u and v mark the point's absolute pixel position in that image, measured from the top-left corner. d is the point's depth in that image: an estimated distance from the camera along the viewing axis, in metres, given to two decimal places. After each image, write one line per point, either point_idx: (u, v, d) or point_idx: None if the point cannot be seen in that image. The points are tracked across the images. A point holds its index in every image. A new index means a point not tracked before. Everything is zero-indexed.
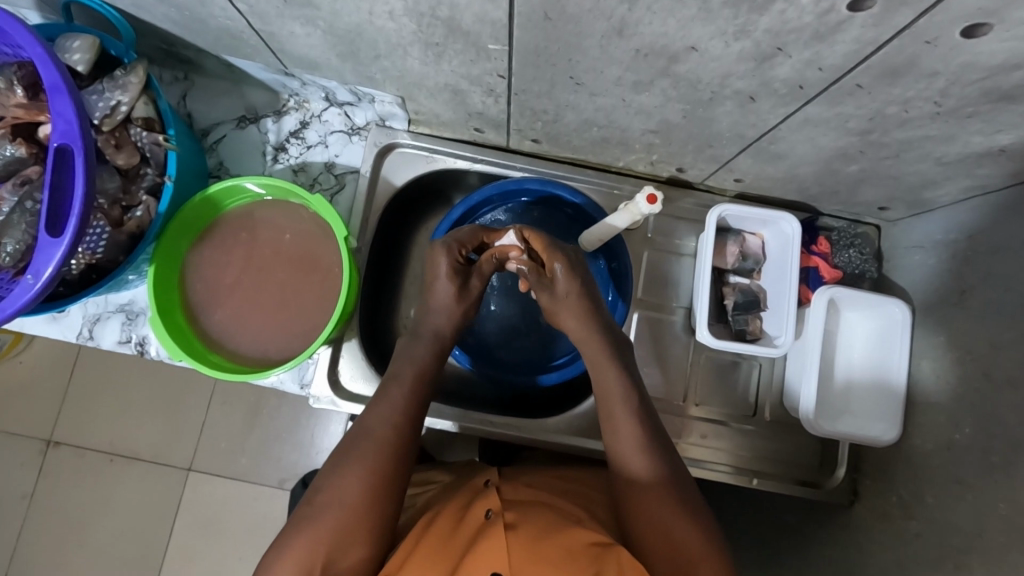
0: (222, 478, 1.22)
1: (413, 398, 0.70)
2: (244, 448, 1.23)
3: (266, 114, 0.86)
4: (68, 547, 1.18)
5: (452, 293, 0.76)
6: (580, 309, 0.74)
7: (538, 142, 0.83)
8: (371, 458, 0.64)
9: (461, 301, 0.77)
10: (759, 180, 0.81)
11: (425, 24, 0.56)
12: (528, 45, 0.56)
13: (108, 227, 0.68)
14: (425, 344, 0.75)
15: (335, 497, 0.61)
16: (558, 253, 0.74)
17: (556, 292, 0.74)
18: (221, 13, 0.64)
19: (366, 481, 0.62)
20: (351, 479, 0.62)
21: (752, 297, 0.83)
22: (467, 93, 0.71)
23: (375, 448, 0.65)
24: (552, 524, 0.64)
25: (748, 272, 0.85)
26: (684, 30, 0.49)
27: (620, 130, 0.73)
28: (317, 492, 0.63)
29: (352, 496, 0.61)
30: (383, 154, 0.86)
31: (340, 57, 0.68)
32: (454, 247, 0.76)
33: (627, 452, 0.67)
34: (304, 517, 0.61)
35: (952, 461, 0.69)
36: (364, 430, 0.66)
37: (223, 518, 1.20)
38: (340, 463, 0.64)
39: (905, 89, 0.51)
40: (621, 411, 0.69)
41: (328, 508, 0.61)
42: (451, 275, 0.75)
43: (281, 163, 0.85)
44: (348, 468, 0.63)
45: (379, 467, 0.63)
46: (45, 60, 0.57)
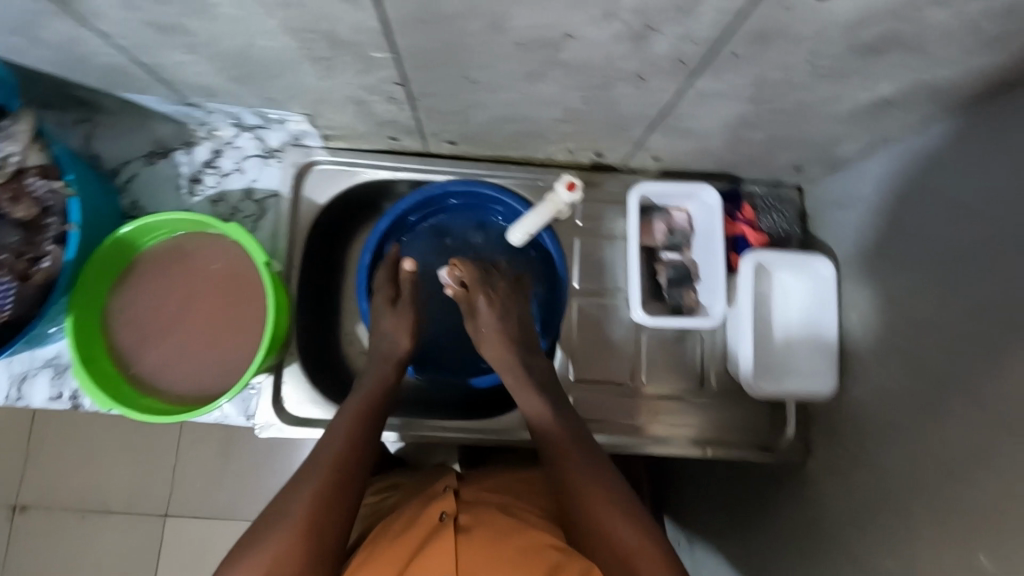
0: (198, 518, 1.19)
1: (365, 424, 0.70)
2: (218, 484, 1.21)
3: (176, 146, 0.84)
4: None
5: (392, 319, 0.81)
6: (503, 336, 0.78)
7: (455, 144, 0.83)
8: (328, 475, 0.63)
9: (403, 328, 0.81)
10: (676, 156, 0.82)
11: (306, 39, 0.55)
12: (412, 50, 0.56)
13: (13, 284, 0.65)
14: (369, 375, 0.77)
15: (289, 512, 0.59)
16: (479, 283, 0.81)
17: (479, 317, 0.80)
18: (100, 50, 0.62)
19: (321, 497, 0.61)
20: (307, 496, 0.61)
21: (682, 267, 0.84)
22: (371, 102, 0.70)
23: (331, 466, 0.64)
24: (508, 527, 0.63)
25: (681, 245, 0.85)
26: (557, 19, 0.49)
27: (531, 122, 0.73)
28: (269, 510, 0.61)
29: (305, 512, 0.60)
30: (302, 174, 0.85)
31: (235, 81, 0.67)
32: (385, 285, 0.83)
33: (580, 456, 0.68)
34: (251, 539, 0.58)
35: (884, 406, 0.71)
36: (320, 451, 0.66)
37: (205, 557, 1.18)
38: (294, 482, 0.63)
39: (780, 53, 0.52)
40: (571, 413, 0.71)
41: (280, 524, 0.59)
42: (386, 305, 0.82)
43: (198, 195, 0.84)
44: (301, 488, 0.61)
45: (335, 484, 0.62)
46: None
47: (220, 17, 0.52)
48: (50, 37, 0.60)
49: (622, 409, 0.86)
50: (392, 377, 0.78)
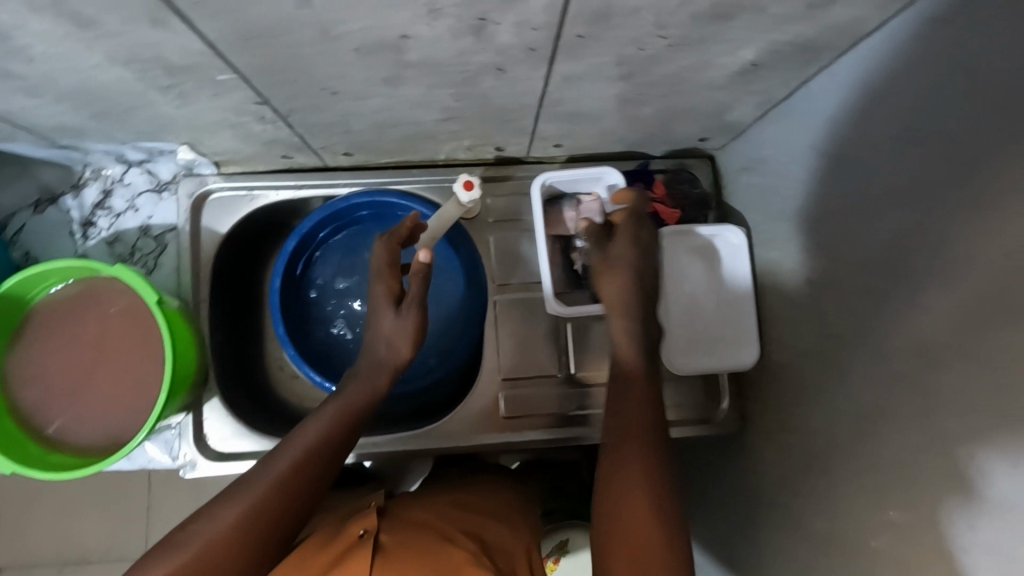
0: None
1: (338, 438, 0.66)
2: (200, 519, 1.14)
3: (63, 191, 0.81)
4: None
5: (393, 322, 0.75)
6: (625, 278, 0.67)
7: (351, 155, 0.81)
8: (267, 491, 0.59)
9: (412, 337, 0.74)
10: (576, 141, 0.81)
11: (142, 69, 0.53)
12: (255, 68, 0.53)
13: None
14: (370, 382, 0.72)
15: (212, 525, 0.56)
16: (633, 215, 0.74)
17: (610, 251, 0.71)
18: None
19: (253, 514, 0.57)
20: (237, 510, 0.57)
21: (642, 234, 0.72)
22: (244, 124, 0.68)
23: (273, 480, 0.60)
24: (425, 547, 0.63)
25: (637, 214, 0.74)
26: (385, 22, 0.47)
27: (417, 124, 0.72)
28: (193, 519, 0.57)
29: (231, 527, 0.56)
30: (200, 205, 0.82)
31: (95, 118, 0.64)
32: (385, 273, 0.76)
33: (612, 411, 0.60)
34: (171, 546, 0.55)
35: (803, 368, 0.70)
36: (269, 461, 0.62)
37: None
38: (227, 494, 0.59)
39: (625, 29, 0.51)
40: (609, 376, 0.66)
41: (201, 537, 0.55)
42: (386, 302, 0.75)
43: (93, 239, 0.82)
44: (238, 498, 0.58)
45: (276, 502, 0.59)
46: None
47: (38, 56, 0.49)
48: None
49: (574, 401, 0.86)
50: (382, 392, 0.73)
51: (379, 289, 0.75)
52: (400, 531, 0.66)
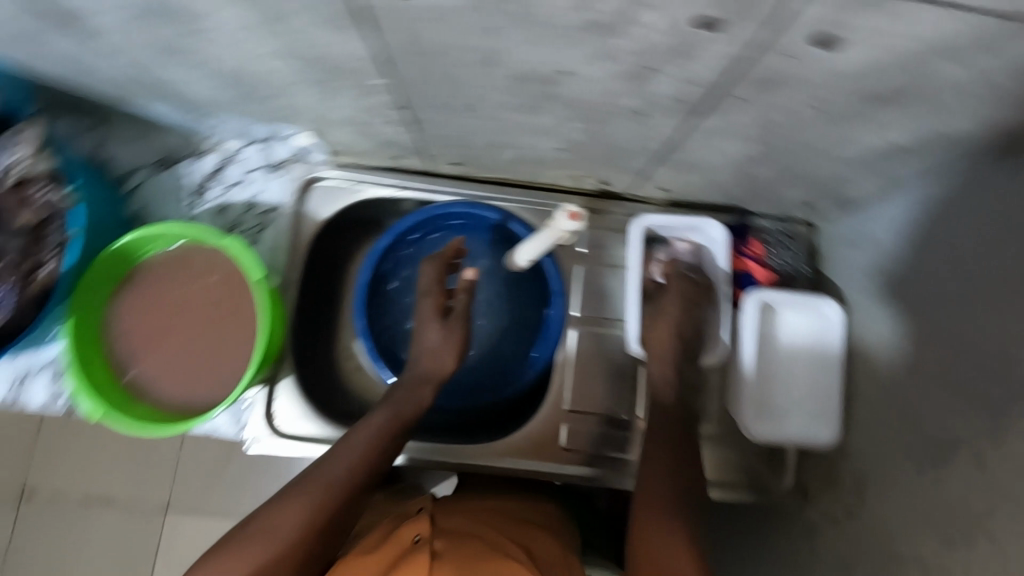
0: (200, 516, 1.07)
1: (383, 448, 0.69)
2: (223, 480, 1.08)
3: (183, 156, 0.84)
4: None
5: (438, 334, 0.77)
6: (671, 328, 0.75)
7: (460, 165, 0.82)
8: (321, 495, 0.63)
9: (455, 350, 0.77)
10: (683, 188, 0.81)
11: (303, 63, 0.55)
12: (410, 77, 0.55)
13: (16, 288, 0.68)
14: (414, 389, 0.75)
15: (272, 526, 0.60)
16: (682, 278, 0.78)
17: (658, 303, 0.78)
18: (105, 64, 0.62)
19: (309, 516, 0.61)
20: (294, 511, 0.62)
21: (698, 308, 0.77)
22: (372, 124, 0.70)
23: (326, 485, 0.64)
24: (478, 557, 0.62)
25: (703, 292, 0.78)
26: (552, 56, 0.48)
27: (533, 150, 0.72)
28: (253, 519, 0.62)
29: (288, 527, 0.60)
30: (307, 190, 0.85)
31: (239, 98, 0.67)
32: (435, 289, 0.79)
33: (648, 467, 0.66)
34: (235, 541, 0.60)
35: (885, 458, 0.67)
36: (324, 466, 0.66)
37: None
38: (285, 497, 0.63)
39: (784, 97, 0.50)
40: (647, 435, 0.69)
41: (261, 537, 0.60)
42: (434, 314, 0.78)
43: (204, 205, 0.85)
44: (295, 501, 0.63)
45: (328, 505, 0.63)
46: None
47: (217, 38, 0.52)
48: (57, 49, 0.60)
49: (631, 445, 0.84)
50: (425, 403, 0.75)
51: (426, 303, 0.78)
52: (451, 534, 0.66)
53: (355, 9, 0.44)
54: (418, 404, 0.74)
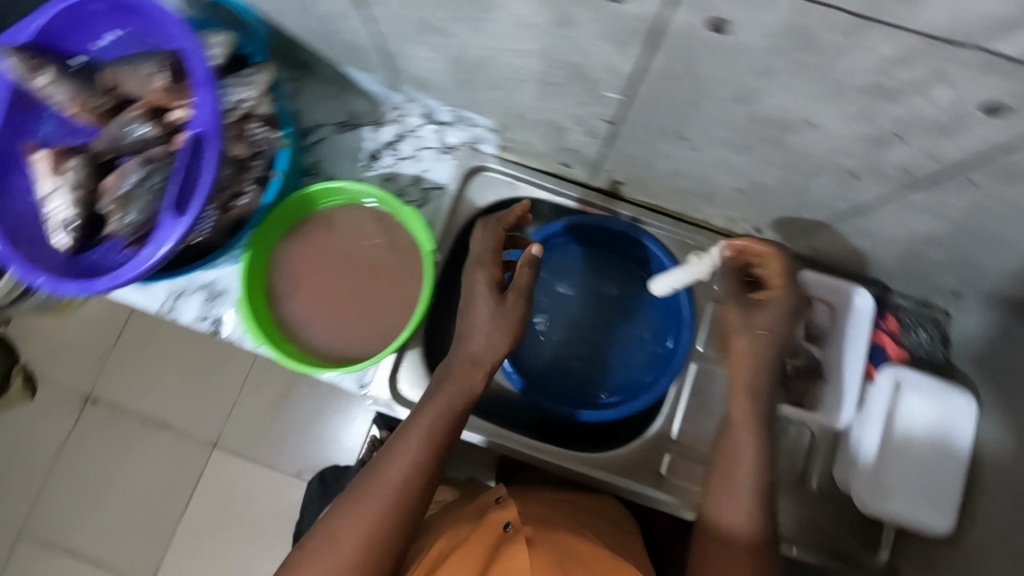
0: (244, 460, 1.31)
1: (436, 454, 0.65)
2: (264, 433, 1.32)
3: (366, 122, 0.89)
4: (97, 500, 1.31)
5: (489, 315, 0.71)
6: (748, 361, 0.71)
7: (621, 184, 0.86)
8: (382, 506, 0.61)
9: (506, 335, 0.71)
10: (834, 250, 0.82)
11: (551, 66, 0.59)
12: (648, 98, 0.58)
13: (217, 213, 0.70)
14: (460, 380, 0.68)
15: (334, 542, 0.59)
16: (789, 290, 0.72)
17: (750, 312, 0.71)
18: (353, 28, 0.67)
19: (371, 529, 0.59)
20: (355, 527, 0.59)
21: (764, 357, 0.71)
22: (568, 130, 0.74)
23: (380, 494, 0.61)
24: (571, 547, 0.65)
25: (744, 317, 0.72)
26: (809, 107, 0.50)
27: (709, 184, 0.75)
28: (313, 534, 0.61)
29: (353, 544, 0.59)
30: (470, 176, 0.89)
31: (456, 82, 0.72)
32: (488, 261, 0.75)
33: (727, 505, 0.66)
34: (301, 560, 0.59)
35: (1008, 561, 0.67)
36: (379, 470, 0.63)
37: (232, 496, 1.30)
38: (341, 508, 0.61)
39: (1016, 188, 0.52)
40: (738, 473, 0.67)
41: (326, 554, 0.58)
42: (488, 288, 0.72)
43: (373, 170, 0.89)
44: (354, 513, 0.60)
45: (387, 516, 0.60)
46: (195, 52, 0.62)
47: (488, 30, 0.56)
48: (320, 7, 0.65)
49: None
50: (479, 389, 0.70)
51: (479, 278, 0.73)
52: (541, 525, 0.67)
53: (645, 31, 0.47)
54: (469, 394, 0.69)
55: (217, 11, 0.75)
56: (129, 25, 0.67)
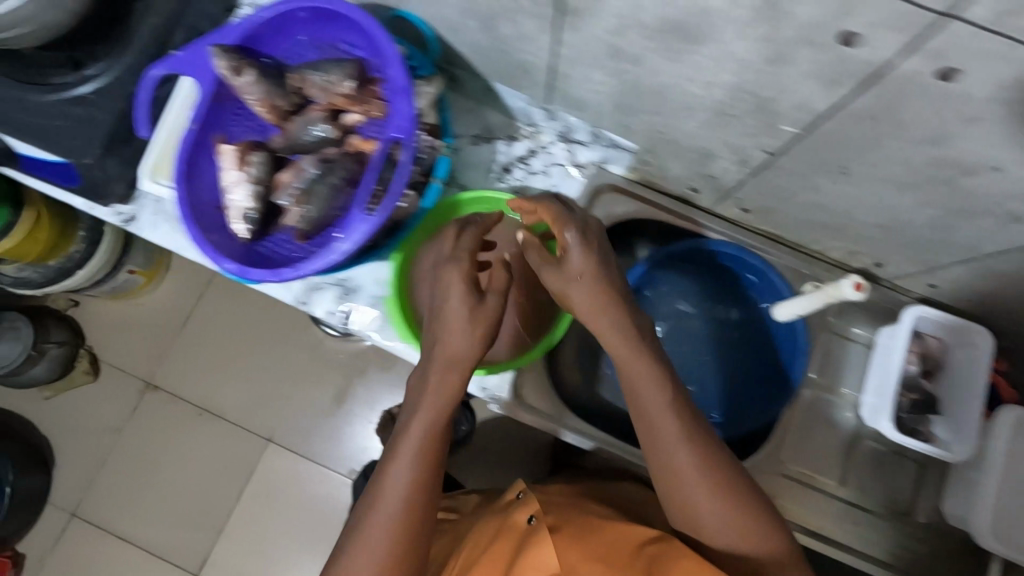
0: (291, 454, 1.51)
1: (434, 461, 0.65)
2: (312, 430, 1.52)
3: (500, 136, 0.93)
4: (155, 476, 1.51)
5: (467, 301, 0.68)
6: (603, 286, 0.65)
7: (746, 213, 0.89)
8: (394, 527, 0.62)
9: (471, 322, 0.68)
10: (954, 290, 0.85)
11: (736, 97, 0.63)
12: (827, 133, 0.62)
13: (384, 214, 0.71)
14: (446, 383, 0.67)
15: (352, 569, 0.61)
16: (568, 221, 0.68)
17: (568, 266, 0.66)
18: (531, 50, 0.72)
19: (388, 550, 0.62)
20: (373, 552, 0.61)
21: (620, 292, 0.66)
22: (716, 158, 0.77)
23: (384, 514, 0.63)
24: (593, 531, 0.68)
25: (577, 224, 0.67)
26: (1001, 154, 0.54)
27: (845, 218, 0.78)
28: (333, 563, 0.63)
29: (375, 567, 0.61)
30: (599, 193, 0.92)
31: (616, 106, 0.76)
32: (466, 259, 0.71)
33: (689, 492, 0.60)
34: None
35: None
36: (383, 490, 0.64)
37: (274, 488, 1.49)
38: (353, 533, 0.63)
39: None
40: (674, 438, 0.61)
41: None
42: (467, 285, 0.69)
43: (504, 183, 0.92)
44: (366, 539, 0.62)
45: (400, 535, 0.62)
46: (396, 62, 0.66)
47: (686, 61, 0.60)
48: (507, 30, 0.69)
49: (836, 512, 0.87)
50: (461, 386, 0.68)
51: (458, 268, 0.70)
52: (559, 512, 0.72)
53: (864, 74, 0.51)
54: (457, 390, 0.68)
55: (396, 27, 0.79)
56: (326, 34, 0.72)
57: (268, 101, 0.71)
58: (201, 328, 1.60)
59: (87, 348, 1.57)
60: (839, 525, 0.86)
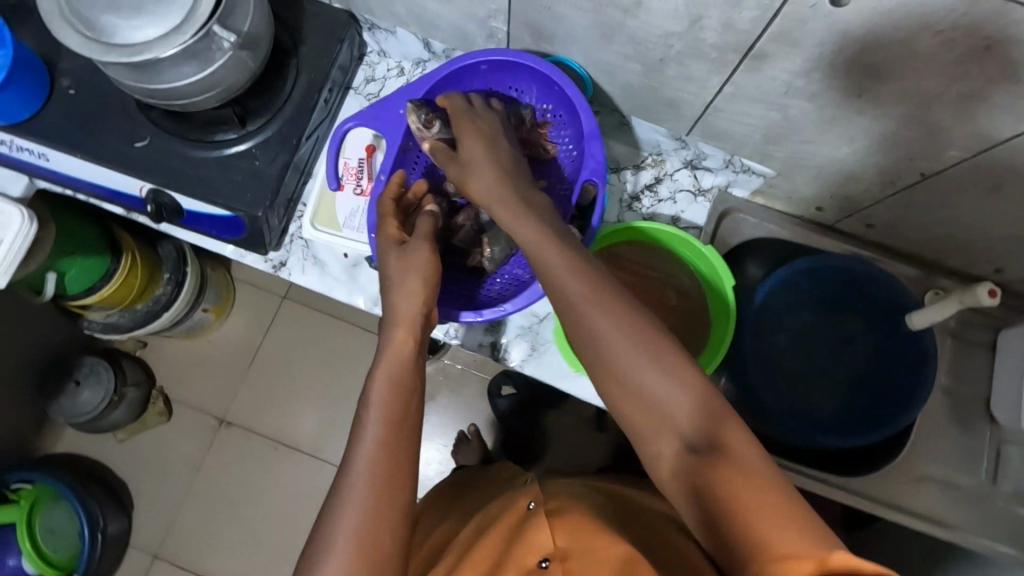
0: None
1: (396, 425, 0.59)
2: None
3: (626, 166, 0.96)
4: (238, 510, 1.57)
5: (401, 258, 0.69)
6: (496, 174, 0.66)
7: (869, 228, 0.94)
8: (366, 491, 0.54)
9: (425, 278, 0.67)
10: None
11: (905, 126, 0.68)
12: (992, 156, 0.68)
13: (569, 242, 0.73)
14: (401, 339, 0.64)
15: (329, 542, 0.52)
16: (461, 121, 0.70)
17: (464, 158, 0.68)
18: (693, 90, 0.76)
19: (369, 515, 0.53)
20: (353, 517, 0.53)
21: (513, 175, 0.67)
22: (857, 180, 0.82)
23: (365, 478, 0.54)
24: (597, 512, 0.72)
25: (471, 118, 0.70)
26: None
27: (979, 230, 0.84)
28: (313, 540, 0.53)
29: (353, 538, 0.52)
30: (725, 216, 0.98)
31: (764, 136, 0.80)
32: (389, 219, 0.72)
33: (673, 406, 0.55)
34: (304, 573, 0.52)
35: None
36: (350, 459, 0.56)
37: None
38: (330, 506, 0.54)
39: None
40: (648, 359, 0.56)
41: (326, 558, 0.51)
42: (391, 244, 0.70)
43: (634, 212, 0.95)
44: (345, 508, 0.53)
45: (376, 502, 0.54)
46: (587, 110, 0.70)
47: (867, 96, 0.65)
48: (675, 73, 0.74)
49: (970, 507, 0.92)
50: (405, 344, 0.64)
51: (385, 237, 0.71)
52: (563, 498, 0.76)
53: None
54: (408, 350, 0.64)
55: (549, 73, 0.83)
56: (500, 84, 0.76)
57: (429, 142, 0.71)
58: (272, 360, 1.67)
59: (159, 389, 1.63)
60: (974, 520, 0.91)
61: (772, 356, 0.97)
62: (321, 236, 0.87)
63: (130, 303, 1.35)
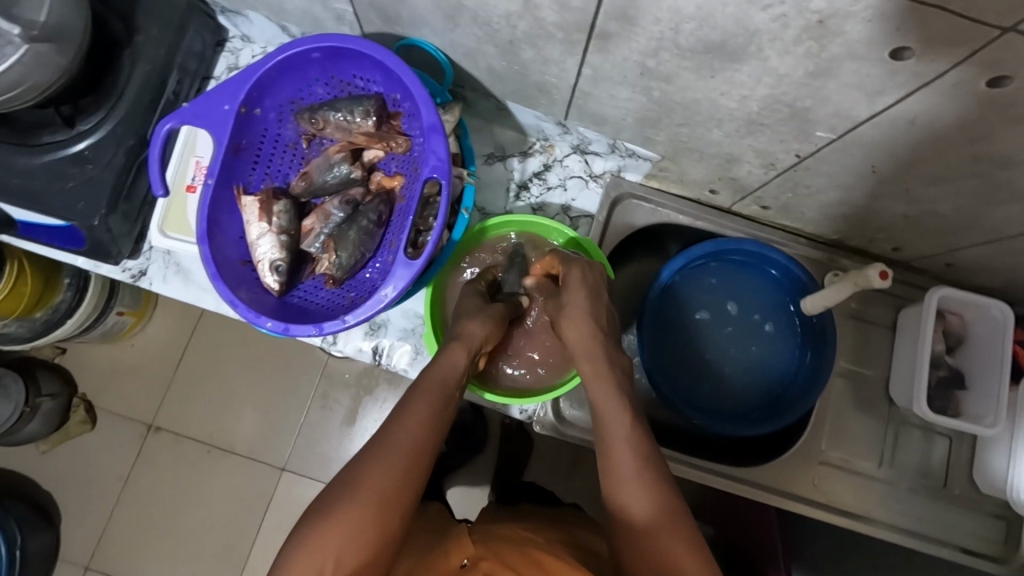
0: (309, 481, 1.46)
1: (439, 422, 0.67)
2: (317, 453, 1.47)
3: (513, 153, 0.91)
4: (162, 526, 1.44)
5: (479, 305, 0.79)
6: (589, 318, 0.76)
7: (765, 209, 0.90)
8: (398, 457, 0.61)
9: (494, 326, 0.78)
10: (971, 267, 0.87)
11: (771, 108, 0.63)
12: (864, 137, 0.63)
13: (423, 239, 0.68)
14: (457, 355, 0.72)
15: (351, 491, 0.58)
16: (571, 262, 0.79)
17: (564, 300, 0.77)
18: (554, 72, 0.70)
19: (391, 480, 0.60)
20: (375, 478, 0.59)
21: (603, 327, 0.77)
22: (742, 162, 0.78)
23: (393, 446, 0.62)
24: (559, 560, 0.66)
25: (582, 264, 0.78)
26: None
27: (867, 210, 0.80)
28: (327, 492, 0.59)
29: (370, 492, 0.58)
30: (618, 202, 0.91)
31: (640, 120, 0.75)
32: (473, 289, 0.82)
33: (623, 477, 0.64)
34: (319, 512, 0.58)
35: None
36: (393, 427, 0.64)
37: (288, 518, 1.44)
38: (358, 463, 0.61)
39: None
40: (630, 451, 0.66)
41: (348, 502, 0.57)
42: (476, 294, 0.81)
43: (523, 201, 0.91)
44: (379, 460, 0.61)
45: (406, 468, 0.61)
46: (428, 102, 0.64)
47: (726, 77, 0.60)
48: (529, 54, 0.68)
49: (875, 491, 0.91)
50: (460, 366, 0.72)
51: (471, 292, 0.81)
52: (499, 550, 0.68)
53: (911, 83, 0.53)
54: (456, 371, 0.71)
55: (410, 55, 0.77)
56: (339, 71, 0.69)
57: (316, 169, 0.72)
58: (195, 361, 1.51)
59: (81, 398, 1.48)
60: (878, 502, 0.90)
61: (677, 346, 0.95)
62: (173, 243, 0.81)
63: (25, 312, 1.16)
